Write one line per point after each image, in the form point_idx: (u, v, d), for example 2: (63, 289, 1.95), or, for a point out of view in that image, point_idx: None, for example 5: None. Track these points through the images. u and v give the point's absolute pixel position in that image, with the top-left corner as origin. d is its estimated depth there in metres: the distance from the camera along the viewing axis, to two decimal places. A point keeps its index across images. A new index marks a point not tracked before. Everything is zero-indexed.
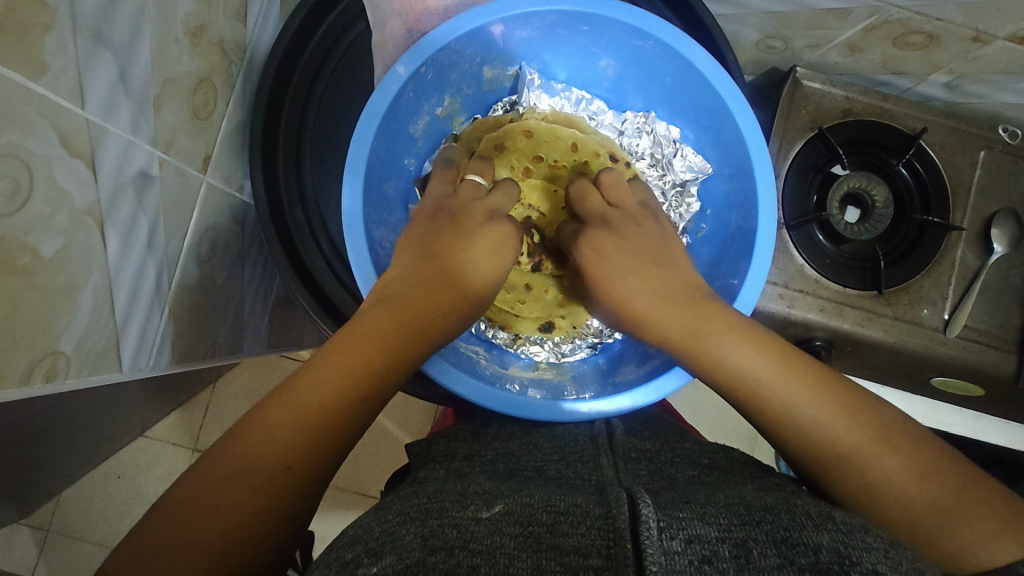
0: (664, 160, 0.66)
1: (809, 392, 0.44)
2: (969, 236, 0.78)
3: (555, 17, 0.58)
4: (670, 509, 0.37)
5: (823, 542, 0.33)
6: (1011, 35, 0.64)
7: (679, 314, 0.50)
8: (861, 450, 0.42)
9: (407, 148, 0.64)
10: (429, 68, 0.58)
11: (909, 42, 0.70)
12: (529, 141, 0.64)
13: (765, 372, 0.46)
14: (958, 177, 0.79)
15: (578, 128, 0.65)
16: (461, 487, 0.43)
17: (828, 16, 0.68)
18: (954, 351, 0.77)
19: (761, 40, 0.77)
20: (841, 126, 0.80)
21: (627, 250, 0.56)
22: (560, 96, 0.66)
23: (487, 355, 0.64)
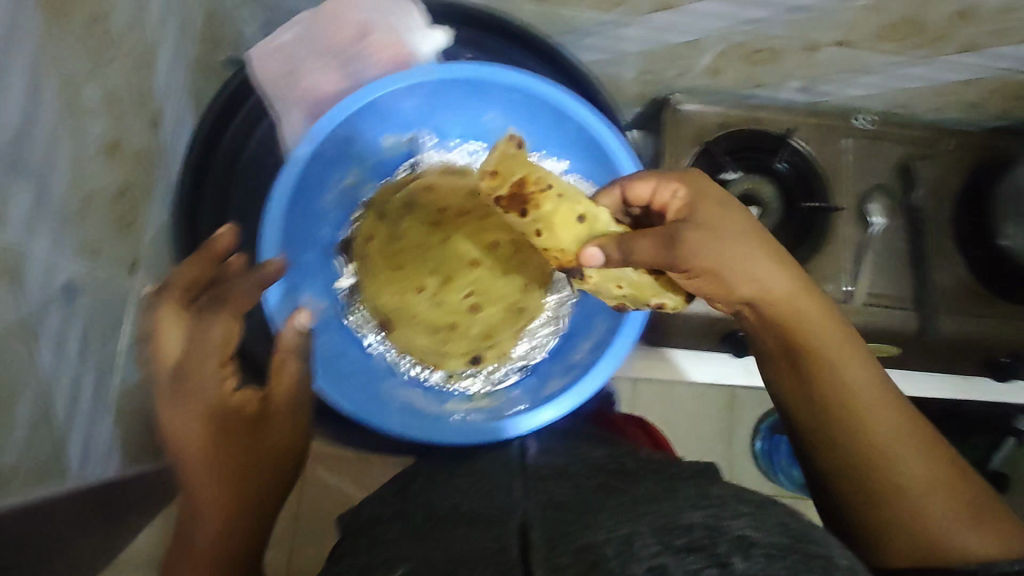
0: None
1: (867, 371, 0.54)
2: (850, 215, 0.87)
3: (435, 86, 0.64)
4: (561, 526, 0.41)
5: (698, 519, 0.38)
6: (836, 40, 0.76)
7: (789, 297, 0.54)
8: (907, 451, 0.51)
9: (322, 219, 0.68)
10: (330, 145, 0.63)
11: (758, 59, 0.82)
12: (431, 195, 0.71)
13: (843, 349, 0.54)
14: (831, 164, 0.89)
15: (474, 176, 0.72)
16: (379, 548, 0.47)
17: (686, 48, 0.81)
18: (857, 318, 0.84)
19: (636, 76, 0.88)
20: (721, 140, 0.87)
21: (746, 241, 0.52)
22: (456, 151, 0.73)
23: (424, 396, 0.67)
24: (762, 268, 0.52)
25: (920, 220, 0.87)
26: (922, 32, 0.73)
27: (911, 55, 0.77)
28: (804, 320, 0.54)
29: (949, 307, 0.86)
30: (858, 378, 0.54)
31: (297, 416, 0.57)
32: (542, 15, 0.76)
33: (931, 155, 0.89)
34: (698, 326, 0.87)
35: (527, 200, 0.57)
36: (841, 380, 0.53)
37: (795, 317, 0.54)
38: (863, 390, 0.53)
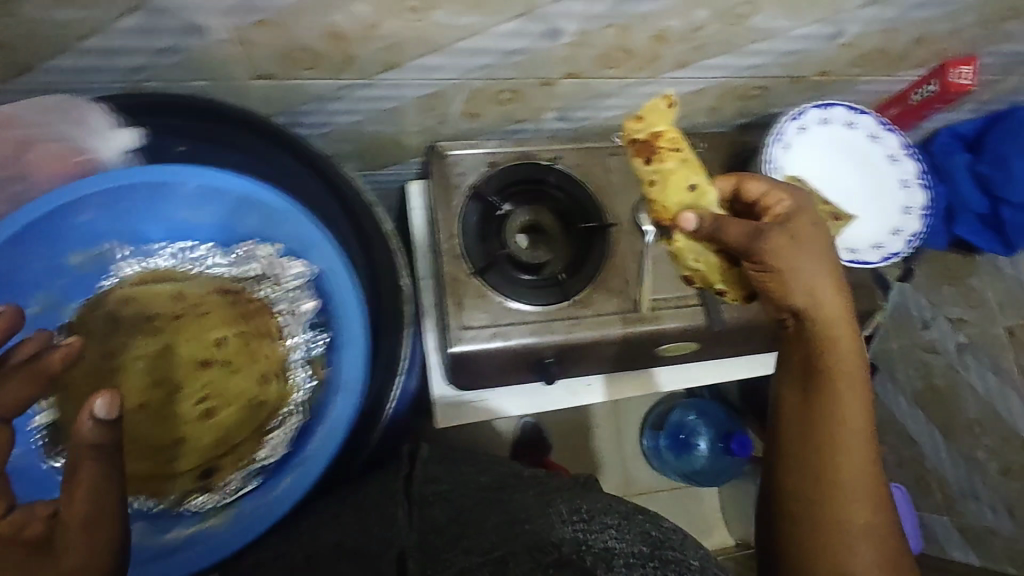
0: (270, 272, 0.76)
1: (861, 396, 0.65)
2: (625, 227, 0.92)
3: (101, 197, 0.66)
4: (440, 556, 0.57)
5: (568, 538, 0.54)
6: (565, 74, 0.80)
7: (840, 316, 0.66)
8: (869, 483, 0.64)
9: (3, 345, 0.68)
10: None
11: (504, 99, 0.85)
12: (129, 307, 0.73)
13: (855, 378, 0.65)
14: (599, 183, 0.93)
15: (174, 279, 0.76)
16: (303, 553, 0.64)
17: (430, 99, 0.82)
18: (649, 324, 0.88)
19: (400, 129, 0.90)
20: (490, 179, 0.89)
21: (824, 262, 0.66)
22: (158, 254, 0.75)
23: (147, 530, 0.70)
24: (817, 285, 0.64)
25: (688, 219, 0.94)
26: (635, 58, 0.78)
27: (637, 77, 0.83)
28: (832, 340, 0.66)
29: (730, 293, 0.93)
30: (846, 405, 0.65)
31: (103, 536, 0.46)
32: (271, 90, 0.75)
33: None
34: (504, 364, 0.86)
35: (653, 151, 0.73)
36: (839, 409, 0.65)
37: (830, 332, 0.66)
38: (845, 413, 0.65)
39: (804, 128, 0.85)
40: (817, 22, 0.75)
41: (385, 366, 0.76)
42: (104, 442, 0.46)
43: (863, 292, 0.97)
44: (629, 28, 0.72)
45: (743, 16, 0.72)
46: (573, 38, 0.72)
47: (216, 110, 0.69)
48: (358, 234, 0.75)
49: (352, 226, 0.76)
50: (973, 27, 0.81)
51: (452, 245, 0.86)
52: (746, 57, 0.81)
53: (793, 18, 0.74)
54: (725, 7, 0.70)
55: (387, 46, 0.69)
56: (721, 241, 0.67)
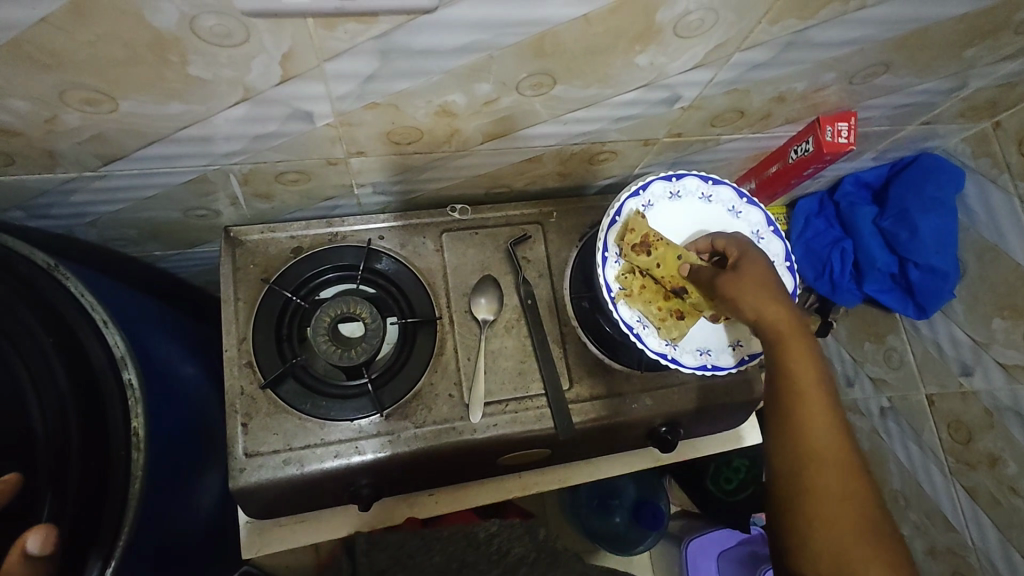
0: None
1: (833, 414, 0.59)
2: (457, 317, 0.79)
3: None
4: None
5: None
6: (350, 152, 0.66)
7: (783, 314, 0.61)
8: (824, 491, 0.56)
9: None
10: None
11: (292, 180, 0.71)
12: None
13: (821, 394, 0.59)
14: (428, 265, 0.80)
15: None
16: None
17: (197, 184, 0.69)
18: (485, 432, 0.74)
19: (184, 214, 0.76)
20: (291, 270, 0.76)
21: (773, 284, 0.63)
22: None
23: None
24: (763, 303, 0.62)
25: (535, 306, 0.79)
26: (429, 134, 0.65)
27: (444, 151, 0.70)
28: (783, 343, 0.60)
29: (585, 388, 0.79)
30: (817, 422, 0.58)
31: None
32: None
33: (531, 233, 0.83)
34: (305, 489, 0.72)
35: (646, 244, 0.69)
36: (801, 391, 0.59)
37: (778, 334, 0.61)
38: (818, 431, 0.58)
39: (650, 205, 0.73)
40: (639, 88, 0.62)
41: (79, 543, 0.56)
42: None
43: (745, 379, 0.82)
44: (396, 107, 0.58)
45: (540, 88, 0.59)
46: (333, 121, 0.59)
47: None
48: (63, 350, 0.58)
49: (13, 360, 0.56)
50: (840, 81, 0.68)
51: (238, 352, 0.73)
52: (571, 125, 0.68)
53: (605, 86, 0.61)
54: (509, 81, 0.57)
55: (88, 139, 0.56)
56: (702, 284, 0.67)
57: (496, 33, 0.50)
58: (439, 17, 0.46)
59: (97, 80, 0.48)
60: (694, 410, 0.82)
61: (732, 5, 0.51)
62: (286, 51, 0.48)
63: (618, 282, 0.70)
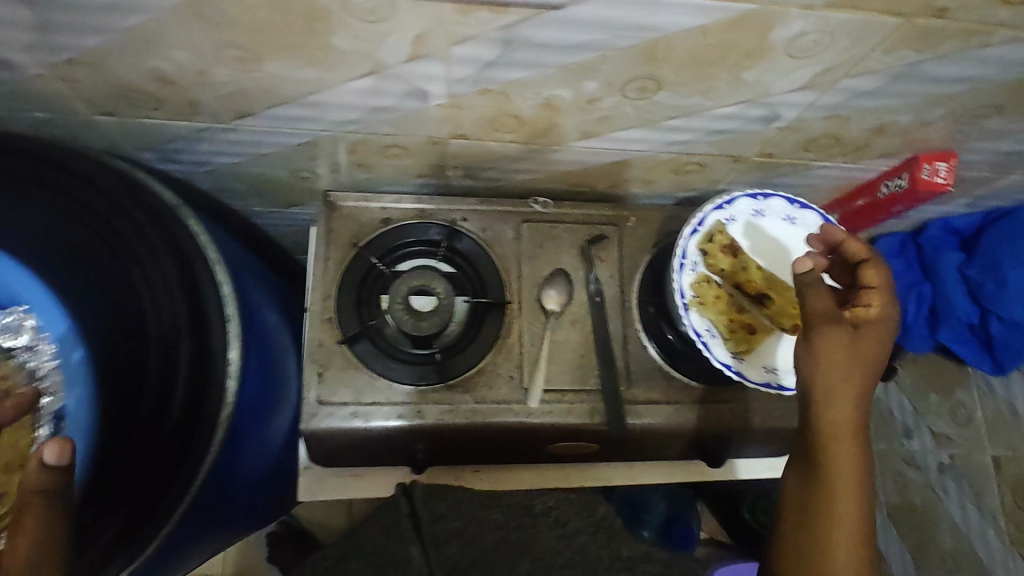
0: (15, 346, 0.61)
1: (860, 516, 0.60)
2: (526, 305, 0.82)
3: None
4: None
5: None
6: (452, 134, 0.70)
7: (849, 407, 0.60)
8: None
9: None
10: None
11: (394, 153, 0.76)
12: None
13: (857, 496, 0.60)
14: (504, 251, 0.84)
15: None
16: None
17: (308, 147, 0.75)
18: (540, 418, 0.77)
19: (290, 174, 0.82)
20: (378, 238, 0.81)
21: (861, 366, 0.61)
22: None
23: None
24: (839, 388, 0.60)
25: (602, 304, 0.82)
26: (529, 124, 0.68)
27: (539, 144, 0.73)
28: (838, 439, 0.60)
29: (640, 390, 0.80)
30: (846, 519, 0.60)
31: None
32: (125, 126, 0.69)
33: (608, 234, 0.85)
34: (365, 444, 0.77)
35: (729, 248, 0.71)
36: (839, 488, 0.60)
37: (835, 429, 0.60)
38: (844, 530, 0.60)
39: (734, 219, 0.74)
40: (739, 103, 0.63)
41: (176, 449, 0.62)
42: (50, 486, 0.50)
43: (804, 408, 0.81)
44: (505, 95, 0.62)
45: (644, 92, 0.61)
46: (444, 102, 0.63)
47: (42, 157, 0.64)
48: (184, 278, 0.64)
49: (143, 284, 0.63)
50: (946, 119, 0.67)
51: (322, 306, 0.78)
52: (666, 132, 0.70)
53: (707, 98, 0.62)
54: (616, 82, 0.59)
55: (228, 93, 0.62)
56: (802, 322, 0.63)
57: (615, 35, 0.52)
58: (564, 14, 0.49)
59: (247, 39, 0.54)
60: (748, 430, 0.81)
61: (849, 32, 0.52)
62: (418, 32, 0.52)
63: (692, 289, 0.71)
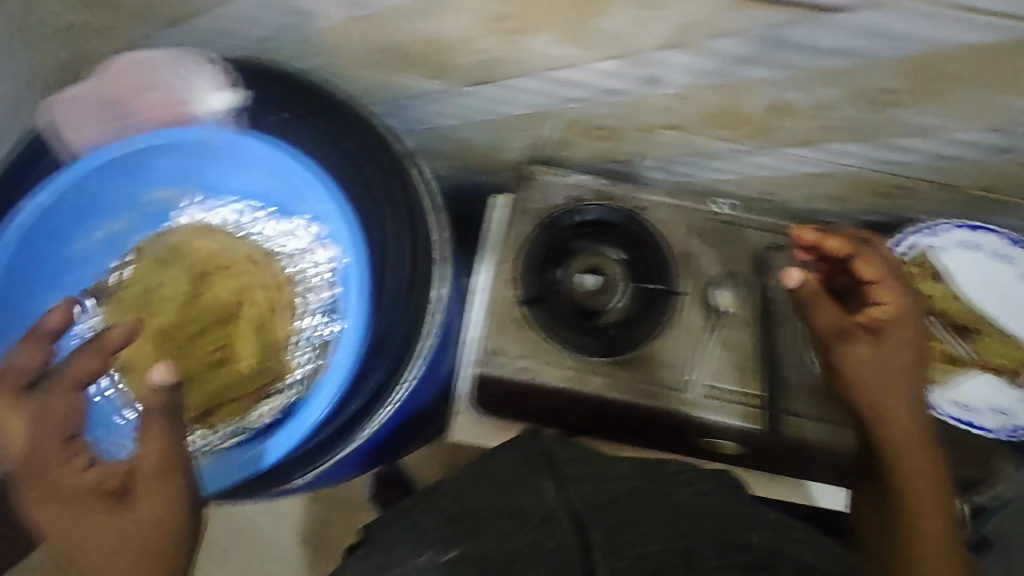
0: (304, 248, 0.74)
1: (941, 513, 0.62)
2: (695, 298, 0.84)
3: (187, 151, 0.69)
4: (615, 533, 0.52)
5: (757, 542, 0.52)
6: (665, 124, 0.75)
7: (903, 419, 0.64)
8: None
9: (81, 237, 0.71)
10: (99, 175, 0.67)
11: (600, 135, 0.81)
12: (184, 249, 0.73)
13: (931, 495, 0.62)
14: (684, 245, 0.85)
15: (223, 238, 0.74)
16: (420, 539, 0.56)
17: (525, 120, 0.81)
18: (699, 410, 0.81)
19: (495, 144, 0.90)
20: (564, 212, 0.85)
21: (907, 377, 0.65)
22: (227, 207, 0.74)
23: (100, 435, 0.71)
24: (884, 403, 0.64)
25: (774, 312, 0.82)
26: (747, 123, 0.70)
27: (748, 144, 0.75)
28: (897, 447, 0.64)
29: (801, 404, 0.80)
30: (927, 518, 0.62)
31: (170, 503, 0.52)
32: (371, 82, 0.78)
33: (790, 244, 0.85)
34: (530, 398, 0.84)
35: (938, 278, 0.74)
36: (910, 491, 0.62)
37: (890, 438, 0.64)
38: (926, 528, 0.61)
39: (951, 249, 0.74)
40: (979, 130, 0.64)
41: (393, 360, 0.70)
42: (161, 404, 0.54)
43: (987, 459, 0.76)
44: (737, 91, 0.65)
45: (878, 104, 0.63)
46: (676, 91, 0.67)
47: (321, 98, 0.71)
48: (410, 218, 0.72)
49: (387, 222, 0.74)
50: None
51: (507, 268, 0.84)
52: (883, 150, 0.70)
53: (942, 115, 0.63)
54: (856, 89, 0.61)
55: (481, 62, 0.70)
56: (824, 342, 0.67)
57: (874, 43, 0.55)
58: (839, 18, 0.53)
59: (523, 12, 0.60)
60: None
61: None
62: (684, 22, 0.56)
63: None
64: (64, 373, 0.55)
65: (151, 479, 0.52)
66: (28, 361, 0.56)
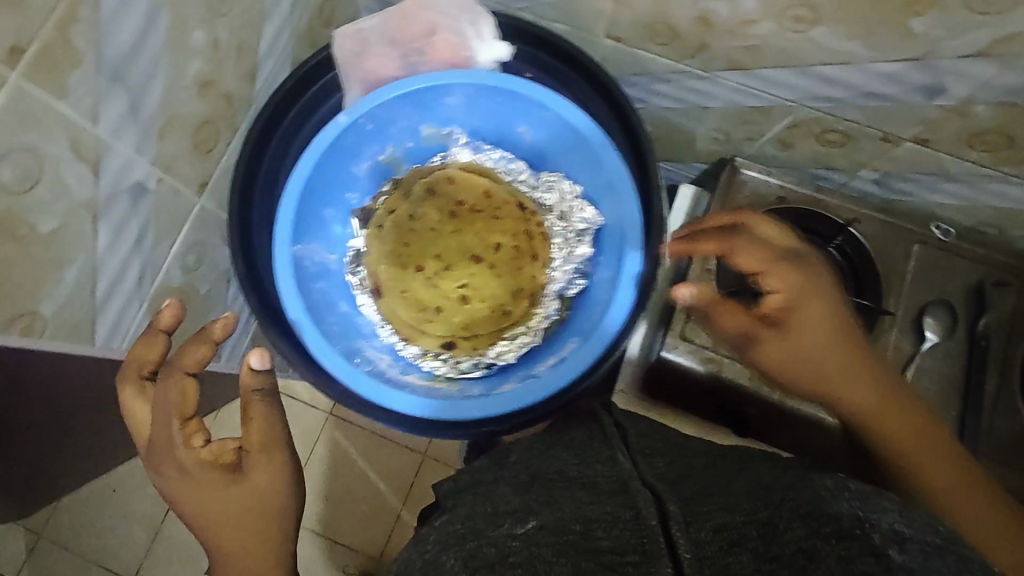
0: (565, 211, 0.67)
1: (951, 455, 0.61)
2: (902, 322, 0.82)
3: (477, 89, 0.61)
4: (694, 504, 0.46)
5: (845, 510, 0.42)
6: (915, 136, 0.72)
7: (790, 365, 0.62)
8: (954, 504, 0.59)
9: (350, 184, 0.64)
10: (369, 119, 0.61)
11: (829, 139, 0.79)
12: (450, 187, 0.67)
13: (935, 445, 0.61)
14: (892, 265, 0.84)
15: (491, 178, 0.68)
16: (492, 507, 0.50)
17: (755, 112, 0.80)
18: None
19: (706, 131, 0.89)
20: (774, 212, 0.85)
21: (803, 356, 0.61)
22: (485, 154, 0.68)
23: (391, 364, 0.64)
24: (806, 369, 0.61)
25: (985, 349, 0.79)
26: (1015, 147, 0.68)
27: (1000, 170, 0.72)
28: (871, 407, 0.62)
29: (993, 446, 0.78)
30: (936, 462, 0.61)
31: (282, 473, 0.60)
32: (616, 52, 0.79)
33: (1006, 281, 0.82)
34: (707, 391, 0.84)
35: None
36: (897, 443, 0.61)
37: (876, 403, 0.62)
38: (941, 471, 0.60)
39: None
40: None
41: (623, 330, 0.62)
42: (264, 388, 0.59)
43: None
44: None
45: None
46: (952, 104, 0.65)
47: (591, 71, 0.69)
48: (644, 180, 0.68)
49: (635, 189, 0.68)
50: None
51: (709, 259, 0.84)
52: None
53: None
54: None
55: (749, 46, 0.69)
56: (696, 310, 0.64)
57: None
58: None
59: (830, 3, 0.59)
60: None
61: None
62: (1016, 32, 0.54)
63: None
64: (177, 361, 0.58)
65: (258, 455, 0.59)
66: (150, 353, 0.61)
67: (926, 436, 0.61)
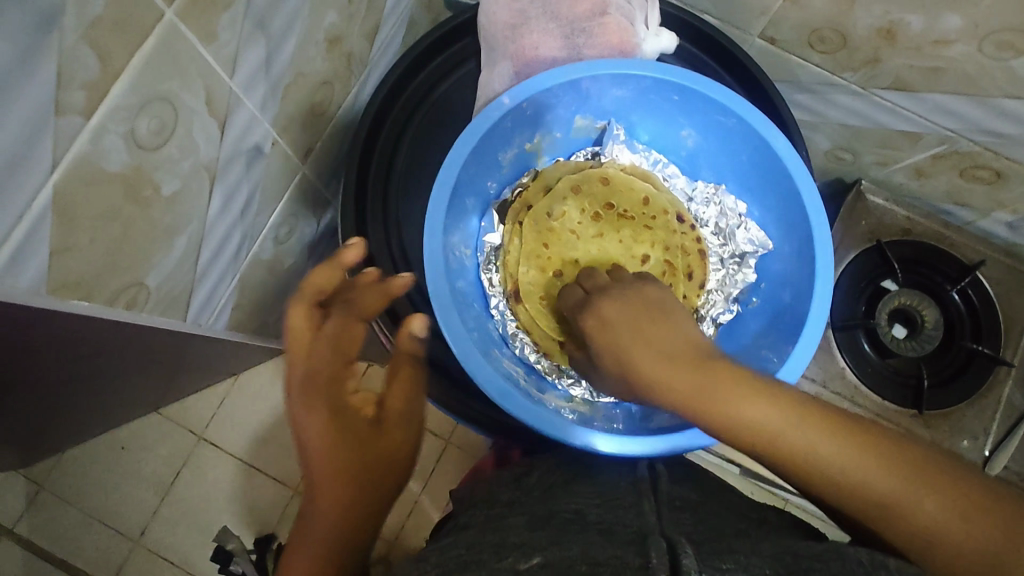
0: (728, 230, 0.63)
1: (819, 451, 0.39)
2: (1018, 376, 0.78)
3: (651, 83, 0.58)
4: (712, 560, 0.37)
5: None
6: None
7: (687, 377, 0.42)
8: (901, 499, 0.38)
9: (492, 172, 0.62)
10: (531, 105, 0.58)
11: (976, 175, 0.74)
12: (604, 188, 0.62)
13: (806, 442, 0.39)
14: (1016, 314, 0.80)
15: (653, 184, 0.63)
16: (500, 538, 0.43)
17: (901, 137, 0.74)
18: None
19: (831, 149, 0.83)
20: (898, 243, 0.82)
21: (659, 364, 0.44)
22: (640, 155, 0.65)
23: (526, 378, 0.61)
24: (665, 381, 0.43)
25: None
26: None
27: None
28: (761, 434, 0.40)
29: None
30: (841, 477, 0.39)
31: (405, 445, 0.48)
32: (765, 53, 0.71)
33: None
34: None
35: None
36: (818, 472, 0.39)
37: (750, 427, 0.40)
38: (874, 481, 0.38)
39: None
40: None
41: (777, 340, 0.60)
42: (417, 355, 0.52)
43: None
44: None
45: None
46: None
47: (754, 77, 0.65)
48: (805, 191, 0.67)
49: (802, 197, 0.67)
50: None
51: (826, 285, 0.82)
52: None
53: None
54: None
55: (928, 67, 0.63)
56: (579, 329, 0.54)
57: None
58: None
59: None
60: None
61: None
62: None
63: None
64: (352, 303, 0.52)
65: (395, 419, 0.48)
66: (321, 281, 0.52)
67: (854, 432, 0.39)
